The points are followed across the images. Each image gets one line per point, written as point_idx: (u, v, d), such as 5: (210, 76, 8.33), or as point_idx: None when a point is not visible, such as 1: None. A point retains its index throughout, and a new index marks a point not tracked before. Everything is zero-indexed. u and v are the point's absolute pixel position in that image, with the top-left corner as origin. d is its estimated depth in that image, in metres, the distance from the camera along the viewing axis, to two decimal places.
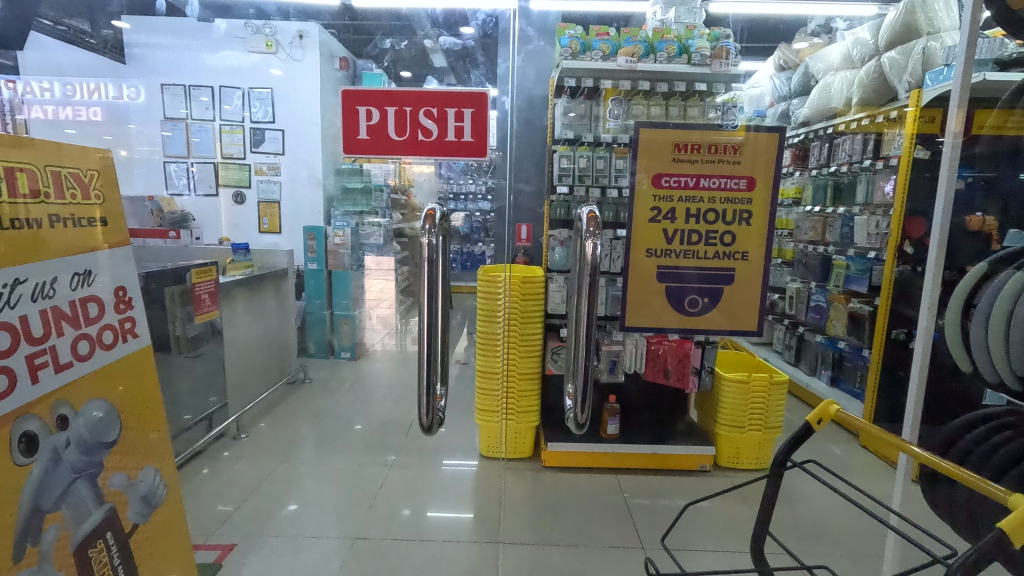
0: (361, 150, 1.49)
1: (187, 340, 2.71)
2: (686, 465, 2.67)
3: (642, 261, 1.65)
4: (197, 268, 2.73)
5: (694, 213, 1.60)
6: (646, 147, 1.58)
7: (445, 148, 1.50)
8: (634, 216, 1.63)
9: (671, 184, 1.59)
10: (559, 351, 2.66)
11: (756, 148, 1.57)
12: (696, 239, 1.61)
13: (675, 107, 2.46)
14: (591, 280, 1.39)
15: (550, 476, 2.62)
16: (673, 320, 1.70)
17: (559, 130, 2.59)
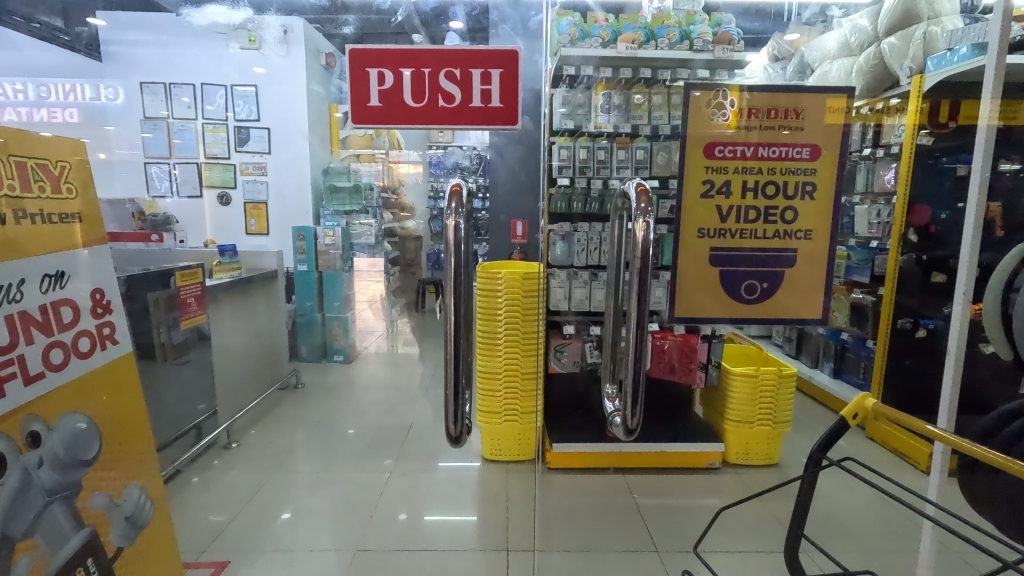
0: (376, 116, 1.39)
1: (172, 346, 2.58)
2: (694, 463, 2.61)
3: (693, 243, 1.58)
4: (181, 271, 2.61)
5: (752, 186, 1.52)
6: (696, 120, 1.58)
7: (470, 114, 1.40)
8: (688, 189, 1.55)
9: (725, 153, 1.53)
10: (562, 348, 2.58)
11: (822, 112, 1.49)
12: (754, 216, 1.52)
13: (659, 95, 2.36)
14: (640, 263, 1.27)
15: (555, 478, 2.54)
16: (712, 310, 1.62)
17: (558, 120, 2.46)
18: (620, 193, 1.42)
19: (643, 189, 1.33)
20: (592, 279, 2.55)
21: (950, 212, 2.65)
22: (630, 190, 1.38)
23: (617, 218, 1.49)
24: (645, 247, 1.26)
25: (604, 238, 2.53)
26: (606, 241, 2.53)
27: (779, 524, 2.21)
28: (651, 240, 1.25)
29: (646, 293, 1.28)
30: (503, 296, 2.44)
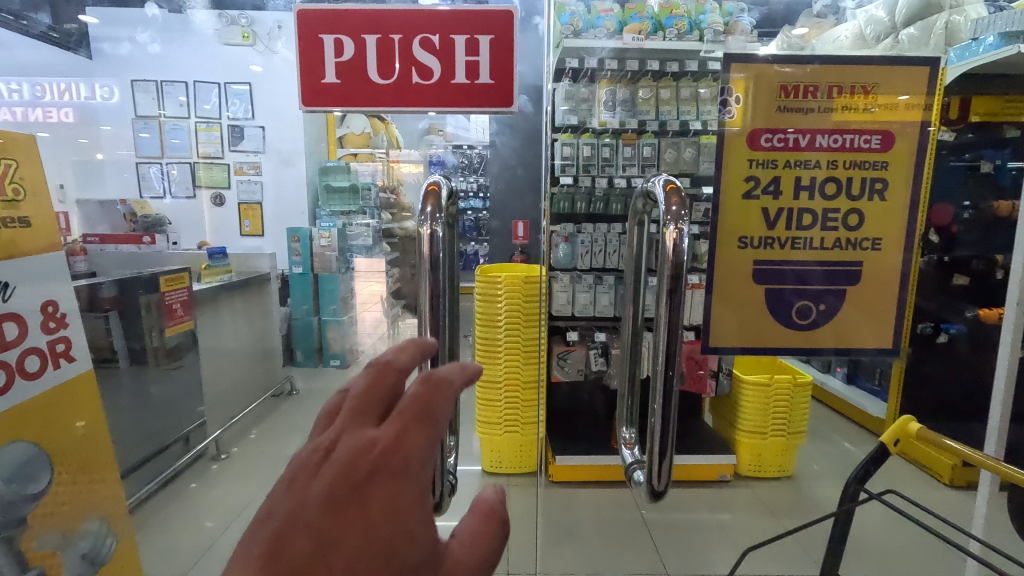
0: (338, 95, 1.22)
1: (165, 351, 2.53)
2: (705, 475, 2.49)
3: (731, 251, 1.31)
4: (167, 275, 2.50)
5: (808, 183, 1.26)
6: (750, 97, 1.26)
7: (454, 91, 1.22)
8: (728, 187, 1.28)
9: (773, 143, 1.26)
10: (566, 356, 2.46)
11: (894, 90, 1.22)
12: (809, 221, 1.27)
13: (666, 89, 2.30)
14: (666, 278, 1.03)
15: (559, 492, 2.41)
16: (759, 327, 1.34)
17: (559, 116, 2.33)
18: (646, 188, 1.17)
19: (672, 186, 1.08)
20: (596, 283, 2.43)
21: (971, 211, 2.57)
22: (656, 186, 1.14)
23: (638, 217, 1.26)
24: (669, 256, 1.02)
25: (609, 241, 2.41)
26: (611, 244, 2.41)
27: (796, 543, 2.08)
28: (677, 246, 1.01)
29: (674, 316, 1.04)
30: (502, 302, 2.33)
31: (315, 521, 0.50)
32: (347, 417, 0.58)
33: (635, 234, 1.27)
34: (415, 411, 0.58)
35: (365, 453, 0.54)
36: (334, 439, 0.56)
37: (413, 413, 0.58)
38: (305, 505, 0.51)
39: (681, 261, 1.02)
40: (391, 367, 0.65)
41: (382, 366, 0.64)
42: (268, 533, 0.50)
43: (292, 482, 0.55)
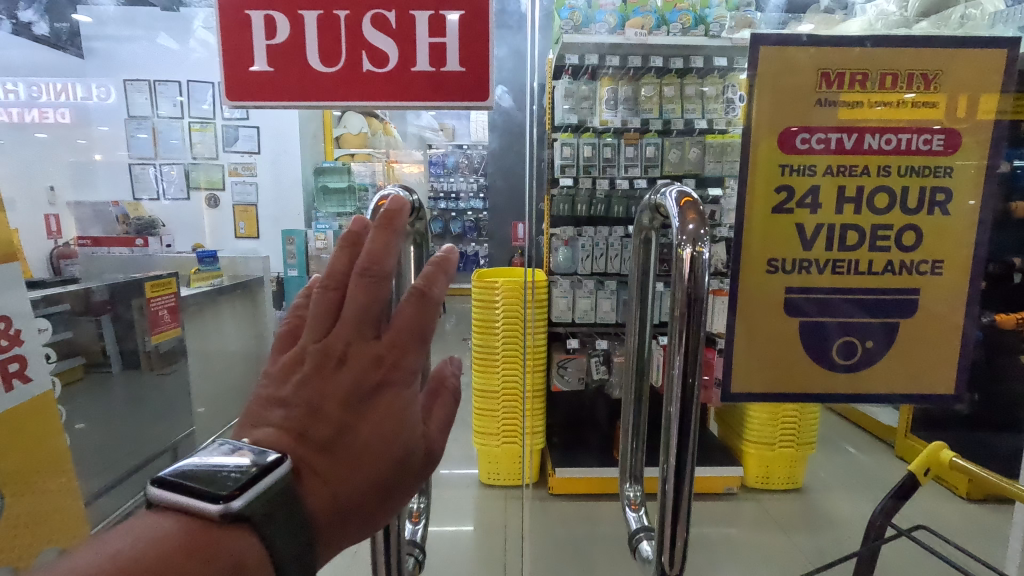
0: (265, 86, 0.94)
1: (158, 356, 2.51)
2: (710, 488, 2.39)
3: (756, 276, 1.03)
4: (153, 281, 2.40)
5: (854, 194, 0.98)
6: (776, 86, 0.96)
7: (414, 83, 0.95)
8: (751, 199, 1.00)
9: (810, 144, 0.98)
10: (567, 364, 2.35)
11: (965, 73, 0.93)
12: (856, 241, 0.99)
13: (670, 86, 2.21)
14: (679, 315, 0.80)
15: (558, 505, 2.32)
16: (788, 367, 1.05)
17: (559, 115, 2.25)
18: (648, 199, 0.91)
19: (687, 202, 0.81)
20: (598, 288, 2.32)
21: None
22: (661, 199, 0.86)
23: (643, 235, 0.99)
24: (684, 288, 0.78)
25: (610, 245, 2.32)
26: (613, 248, 2.32)
27: (803, 557, 1.98)
28: (693, 278, 0.77)
29: (688, 368, 0.80)
30: (501, 309, 2.24)
31: (333, 415, 0.57)
32: (351, 317, 0.60)
33: (635, 258, 0.99)
34: (414, 322, 0.62)
35: (373, 363, 0.60)
36: (341, 339, 0.60)
37: (411, 325, 0.62)
38: (323, 397, 0.57)
39: (699, 296, 0.78)
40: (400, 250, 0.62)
41: (386, 244, 0.61)
42: (291, 415, 0.57)
43: (303, 370, 0.59)
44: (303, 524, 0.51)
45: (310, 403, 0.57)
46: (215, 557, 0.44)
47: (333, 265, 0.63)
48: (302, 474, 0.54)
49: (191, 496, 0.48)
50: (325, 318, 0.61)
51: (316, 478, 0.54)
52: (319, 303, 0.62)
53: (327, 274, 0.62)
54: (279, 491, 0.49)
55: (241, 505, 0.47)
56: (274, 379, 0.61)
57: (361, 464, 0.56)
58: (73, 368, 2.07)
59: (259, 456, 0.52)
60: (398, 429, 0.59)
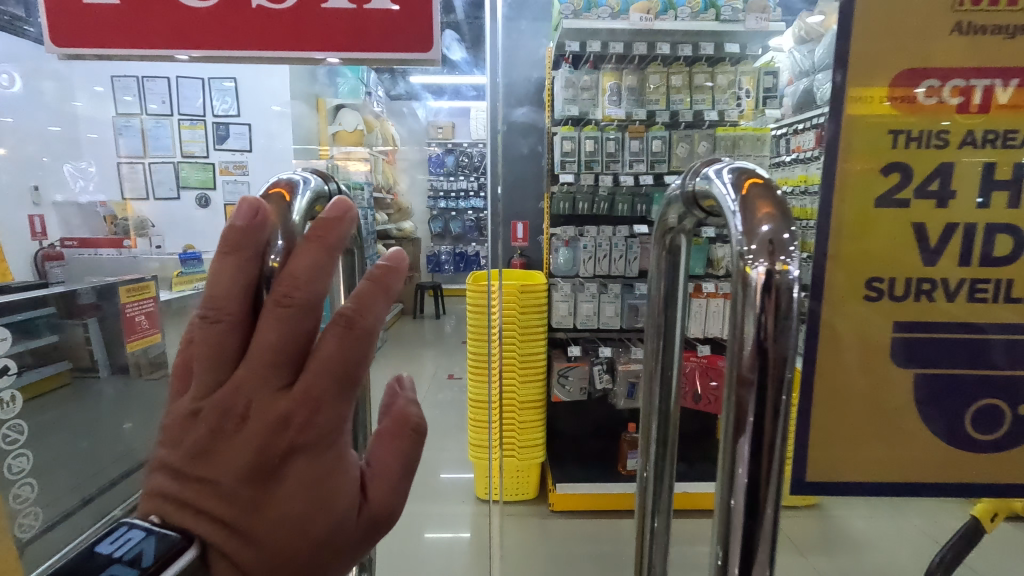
0: (115, 27, 0.70)
1: (148, 362, 2.38)
2: None
3: (846, 312, 0.64)
4: (127, 285, 2.20)
5: (1007, 177, 0.60)
6: (878, 5, 0.59)
7: (323, 25, 0.72)
8: (839, 189, 0.61)
9: (933, 92, 0.60)
10: (568, 373, 2.18)
11: None
12: (1007, 248, 0.61)
13: (678, 75, 2.05)
14: (737, 394, 0.40)
15: (559, 524, 2.15)
16: (883, 464, 0.67)
17: (559, 107, 2.07)
18: (686, 187, 0.48)
19: (751, 193, 0.41)
20: (600, 292, 2.18)
21: None
22: (706, 184, 0.44)
23: (670, 248, 0.54)
24: (748, 341, 0.39)
25: (614, 246, 2.15)
26: (617, 249, 2.16)
27: None
28: (766, 324, 0.39)
29: (766, 488, 0.41)
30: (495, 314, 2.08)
31: (240, 492, 0.40)
32: (256, 357, 0.41)
33: (654, 288, 0.56)
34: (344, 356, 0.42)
35: (288, 421, 0.40)
36: (241, 390, 0.40)
37: (340, 359, 0.41)
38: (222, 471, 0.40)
39: (784, 357, 0.39)
40: (321, 254, 0.41)
41: (312, 262, 0.40)
42: (186, 493, 0.40)
43: (190, 433, 0.41)
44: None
45: (207, 474, 0.40)
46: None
47: (219, 275, 0.42)
48: (211, 569, 0.39)
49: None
50: (217, 357, 0.41)
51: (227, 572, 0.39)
52: (204, 338, 0.42)
53: (209, 291, 0.42)
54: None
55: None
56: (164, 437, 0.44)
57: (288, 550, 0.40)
58: (60, 373, 2.01)
59: (148, 549, 0.37)
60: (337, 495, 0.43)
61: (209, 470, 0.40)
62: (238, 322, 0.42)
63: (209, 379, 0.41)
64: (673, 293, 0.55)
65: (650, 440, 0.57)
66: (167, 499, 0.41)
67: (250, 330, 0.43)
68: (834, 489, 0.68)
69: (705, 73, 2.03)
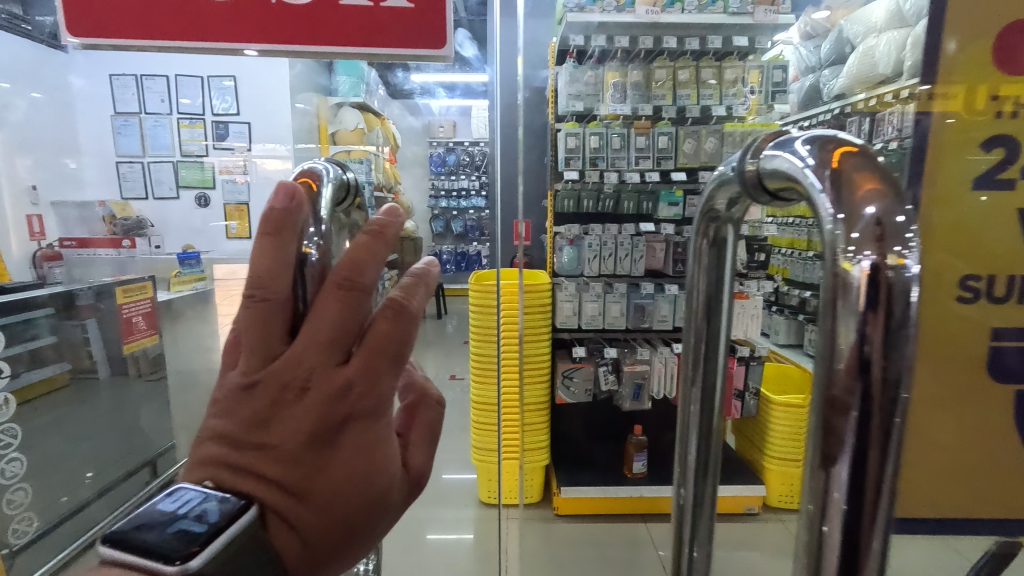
0: (135, 20, 0.73)
1: (146, 362, 2.34)
2: (730, 508, 2.17)
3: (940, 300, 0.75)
4: (126, 286, 2.15)
5: None
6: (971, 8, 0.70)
7: (339, 20, 0.75)
8: (930, 160, 0.72)
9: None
10: (572, 374, 2.14)
11: None
12: None
13: (684, 70, 2.00)
14: (828, 418, 0.31)
15: (564, 528, 2.10)
16: (951, 475, 0.80)
17: (563, 103, 2.02)
18: (745, 165, 0.39)
19: (845, 166, 0.32)
20: (605, 291, 2.13)
21: None
22: (774, 161, 0.36)
23: (714, 246, 0.49)
24: (842, 353, 0.30)
25: (620, 244, 2.09)
26: (623, 247, 2.10)
27: None
28: (869, 335, 0.30)
29: (865, 546, 0.32)
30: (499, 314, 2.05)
31: (298, 457, 0.46)
32: (312, 336, 0.46)
33: (698, 283, 0.51)
34: (389, 340, 0.47)
35: (340, 396, 0.46)
36: (299, 365, 0.45)
37: (386, 343, 0.47)
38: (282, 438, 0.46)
39: (896, 378, 0.30)
40: (374, 244, 0.46)
41: (367, 251, 0.46)
42: (245, 458, 0.46)
43: (249, 403, 0.46)
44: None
45: (266, 441, 0.46)
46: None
47: (270, 260, 0.46)
48: (269, 527, 0.45)
49: (142, 553, 0.39)
50: (270, 336, 0.46)
51: (285, 527, 0.46)
52: (259, 316, 0.46)
53: (260, 274, 0.46)
54: (247, 539, 0.42)
55: (200, 563, 0.38)
56: (217, 407, 0.49)
57: (337, 507, 0.48)
58: (59, 374, 2.00)
59: (210, 513, 0.42)
60: (378, 462, 0.50)
61: (268, 437, 0.46)
62: (287, 301, 0.46)
63: (264, 355, 0.46)
64: (719, 294, 0.50)
65: (688, 443, 0.53)
66: (225, 465, 0.46)
67: (298, 310, 0.47)
68: (924, 519, 0.81)
69: (713, 66, 1.98)
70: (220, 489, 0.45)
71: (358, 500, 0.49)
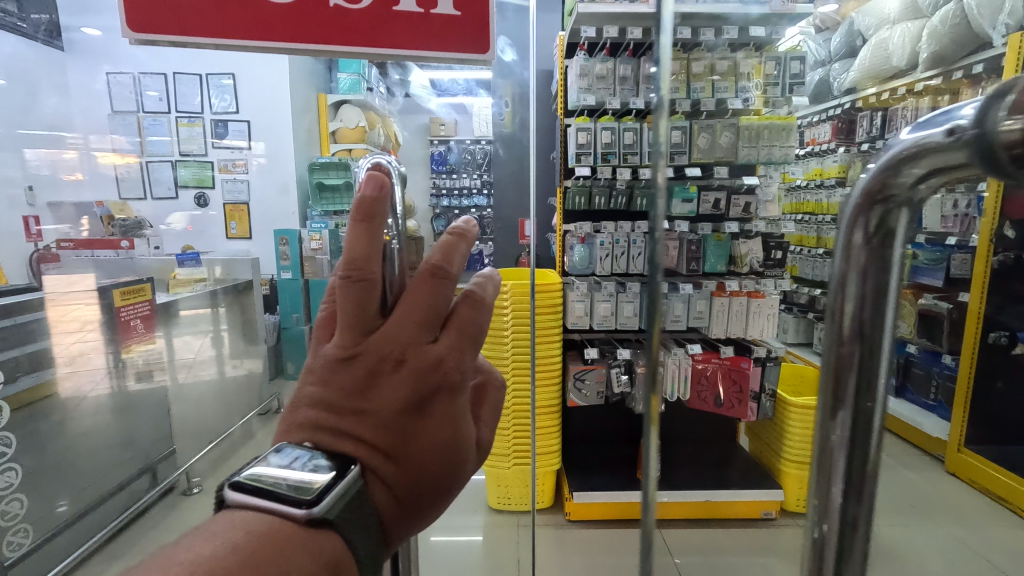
0: (168, 18, 0.68)
1: (146, 363, 2.27)
2: (747, 513, 2.11)
3: None
4: (122, 287, 2.13)
5: None
6: None
7: (389, 25, 0.72)
8: None
9: None
10: (584, 377, 2.08)
11: None
12: None
13: (699, 62, 1.92)
14: None
15: (576, 535, 2.04)
16: None
17: (574, 96, 1.96)
18: (997, 124, 0.32)
19: None
20: (618, 291, 2.07)
21: (1017, 227, 2.27)
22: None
23: (880, 243, 0.41)
24: None
25: (633, 242, 2.03)
26: (636, 245, 2.04)
27: None
28: None
29: None
30: (510, 313, 1.99)
31: (392, 421, 0.54)
32: (406, 317, 0.55)
33: (850, 288, 0.42)
34: (469, 324, 0.59)
35: (431, 369, 0.55)
36: (395, 341, 0.54)
37: (467, 326, 0.59)
38: (379, 404, 0.54)
39: None
40: (459, 243, 0.59)
41: (452, 247, 0.58)
42: (346, 422, 0.54)
43: (348, 373, 0.54)
44: (374, 527, 0.52)
45: (365, 407, 0.54)
46: (302, 561, 0.44)
47: (367, 247, 0.54)
48: (368, 482, 0.52)
49: (272, 501, 0.48)
50: (363, 316, 0.54)
51: (380, 481, 0.53)
52: (355, 298, 0.54)
53: (356, 260, 0.54)
54: (351, 492, 0.49)
55: (323, 509, 0.47)
56: (314, 378, 0.56)
57: (423, 468, 0.55)
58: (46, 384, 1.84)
59: (317, 470, 0.49)
60: (456, 433, 0.57)
61: (367, 404, 0.54)
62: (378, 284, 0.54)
63: (361, 333, 0.54)
64: (883, 303, 0.42)
65: (832, 477, 0.45)
66: (326, 426, 0.54)
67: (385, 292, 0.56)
68: None
69: (729, 58, 1.91)
70: (322, 448, 0.52)
71: (438, 464, 0.56)
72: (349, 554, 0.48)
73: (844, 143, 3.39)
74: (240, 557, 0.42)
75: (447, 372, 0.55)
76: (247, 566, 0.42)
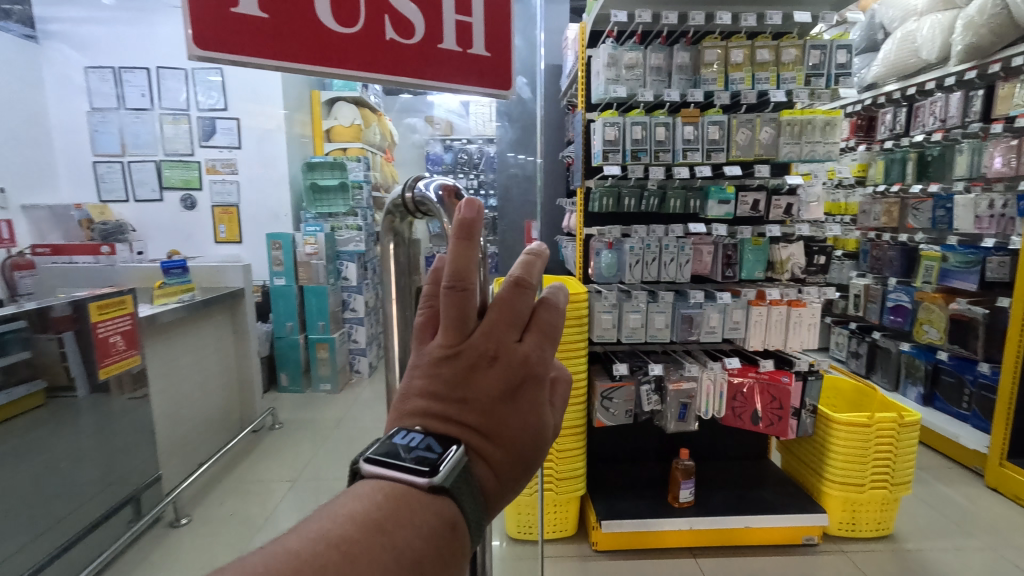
0: (249, 36, 0.67)
1: (132, 376, 2.05)
2: (787, 539, 1.95)
3: None
4: (98, 301, 1.82)
5: None
6: None
7: (439, 61, 0.80)
8: None
9: None
10: (611, 396, 1.91)
11: None
12: None
13: (738, 50, 1.76)
14: None
15: (604, 568, 1.86)
16: None
17: (600, 88, 1.79)
18: None
19: None
20: (649, 301, 1.90)
21: None
22: None
23: None
24: None
25: (665, 248, 1.86)
26: (668, 251, 1.87)
27: None
28: None
29: None
30: None
31: (494, 408, 0.51)
32: (500, 314, 0.52)
33: None
34: (552, 325, 0.56)
35: (524, 365, 0.52)
36: (492, 337, 0.51)
37: (550, 325, 0.56)
38: (481, 393, 0.51)
39: None
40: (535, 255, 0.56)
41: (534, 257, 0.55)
42: (448, 410, 0.50)
43: (449, 367, 0.51)
44: (481, 507, 0.48)
45: (467, 396, 0.51)
46: (429, 524, 0.43)
47: (466, 258, 0.50)
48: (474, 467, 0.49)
49: (392, 467, 0.46)
50: (463, 314, 0.51)
51: (483, 463, 0.49)
52: (453, 301, 0.51)
53: (456, 267, 0.50)
54: (461, 469, 0.46)
55: (443, 478, 0.45)
56: (418, 370, 0.53)
57: (518, 456, 0.52)
58: (33, 394, 1.65)
59: (432, 441, 0.47)
60: (546, 424, 0.54)
61: (468, 394, 0.51)
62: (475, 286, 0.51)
63: (460, 330, 0.51)
64: None
65: None
66: (429, 416, 0.50)
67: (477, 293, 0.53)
68: None
69: (769, 45, 1.75)
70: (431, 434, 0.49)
71: (529, 453, 0.54)
72: (463, 531, 0.46)
73: (863, 141, 3.28)
74: (382, 513, 0.42)
75: (536, 367, 0.52)
76: (389, 520, 0.42)
